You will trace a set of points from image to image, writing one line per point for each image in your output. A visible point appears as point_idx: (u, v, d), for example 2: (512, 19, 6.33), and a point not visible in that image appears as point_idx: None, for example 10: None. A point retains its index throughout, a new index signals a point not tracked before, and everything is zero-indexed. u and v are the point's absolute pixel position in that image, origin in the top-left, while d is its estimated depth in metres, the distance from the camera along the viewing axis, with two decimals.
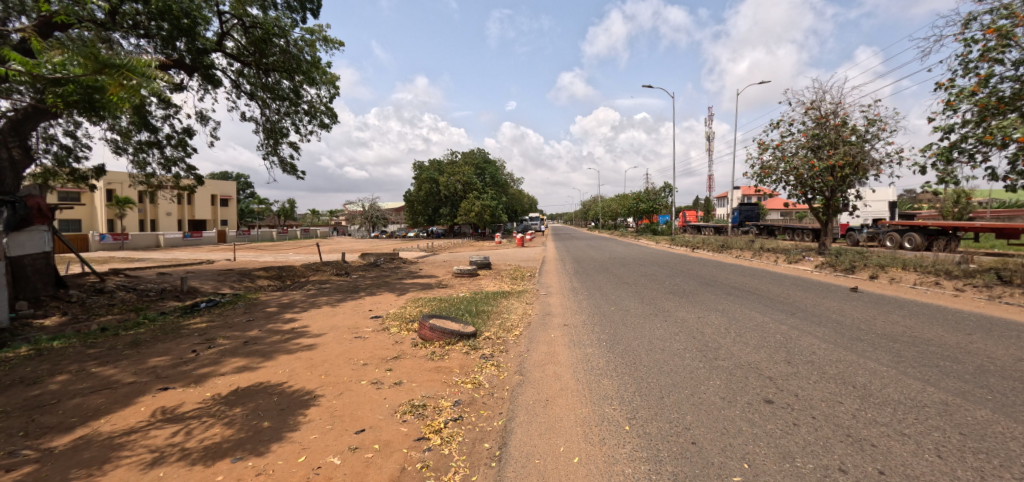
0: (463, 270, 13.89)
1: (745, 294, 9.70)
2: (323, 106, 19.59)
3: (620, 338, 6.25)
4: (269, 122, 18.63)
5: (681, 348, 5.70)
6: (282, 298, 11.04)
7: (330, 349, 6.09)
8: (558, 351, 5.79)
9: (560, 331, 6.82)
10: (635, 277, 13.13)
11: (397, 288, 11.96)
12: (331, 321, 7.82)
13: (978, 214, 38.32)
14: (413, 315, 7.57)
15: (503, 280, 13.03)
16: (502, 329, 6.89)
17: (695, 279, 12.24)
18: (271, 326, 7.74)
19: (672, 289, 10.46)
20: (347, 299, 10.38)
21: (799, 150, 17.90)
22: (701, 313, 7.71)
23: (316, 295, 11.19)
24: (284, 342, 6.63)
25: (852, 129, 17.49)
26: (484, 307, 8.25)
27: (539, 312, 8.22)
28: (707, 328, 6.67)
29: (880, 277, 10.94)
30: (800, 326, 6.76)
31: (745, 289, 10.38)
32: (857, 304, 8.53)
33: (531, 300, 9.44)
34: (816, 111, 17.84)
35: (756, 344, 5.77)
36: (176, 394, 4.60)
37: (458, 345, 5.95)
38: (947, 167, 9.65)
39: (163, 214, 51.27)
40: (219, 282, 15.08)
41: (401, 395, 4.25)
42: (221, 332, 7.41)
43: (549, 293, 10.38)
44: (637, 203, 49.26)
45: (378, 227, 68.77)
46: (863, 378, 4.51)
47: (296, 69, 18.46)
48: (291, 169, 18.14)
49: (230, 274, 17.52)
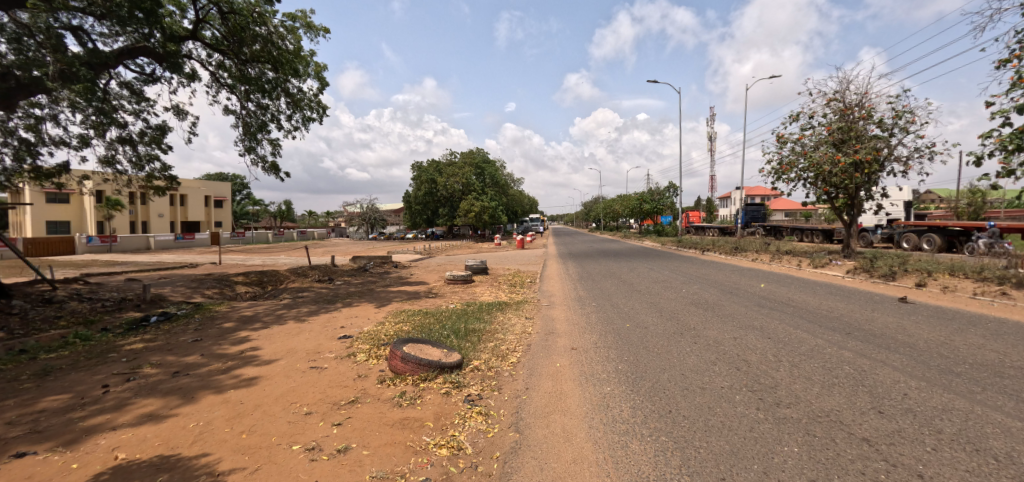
0: (457, 276, 12.53)
1: (779, 306, 8.36)
2: (310, 99, 18.31)
3: (645, 371, 4.91)
4: (249, 117, 17.38)
5: (728, 388, 4.35)
6: (248, 310, 9.72)
7: (274, 385, 4.77)
8: (566, 390, 4.45)
9: (567, 359, 5.48)
10: (648, 284, 11.76)
11: (381, 298, 10.62)
12: (289, 343, 6.48)
13: (993, 214, 37.02)
14: (387, 337, 6.26)
15: (500, 287, 11.71)
16: (496, 356, 5.54)
17: (716, 287, 10.85)
18: (217, 350, 6.44)
19: (693, 300, 9.10)
20: (319, 312, 9.04)
21: (820, 145, 16.62)
22: (737, 333, 6.37)
23: (287, 307, 9.88)
24: (222, 375, 5.32)
25: (878, 122, 16.20)
26: (475, 324, 6.90)
27: (542, 330, 6.90)
28: (751, 355, 5.32)
29: (929, 285, 9.58)
30: (867, 351, 5.41)
31: (778, 300, 8.99)
32: (918, 319, 7.19)
33: (532, 314, 8.07)
34: (839, 102, 16.58)
35: (825, 381, 4.45)
36: (29, 468, 3.31)
37: (437, 380, 4.63)
38: (1013, 157, 8.30)
39: (155, 216, 50.09)
40: (189, 290, 13.74)
41: (341, 476, 2.93)
42: (155, 359, 6.12)
43: (552, 304, 9.06)
44: (641, 203, 47.94)
45: (376, 228, 67.57)
46: (1001, 444, 3.20)
47: (279, 59, 17.21)
48: (271, 169, 16.86)
49: (205, 279, 16.17)
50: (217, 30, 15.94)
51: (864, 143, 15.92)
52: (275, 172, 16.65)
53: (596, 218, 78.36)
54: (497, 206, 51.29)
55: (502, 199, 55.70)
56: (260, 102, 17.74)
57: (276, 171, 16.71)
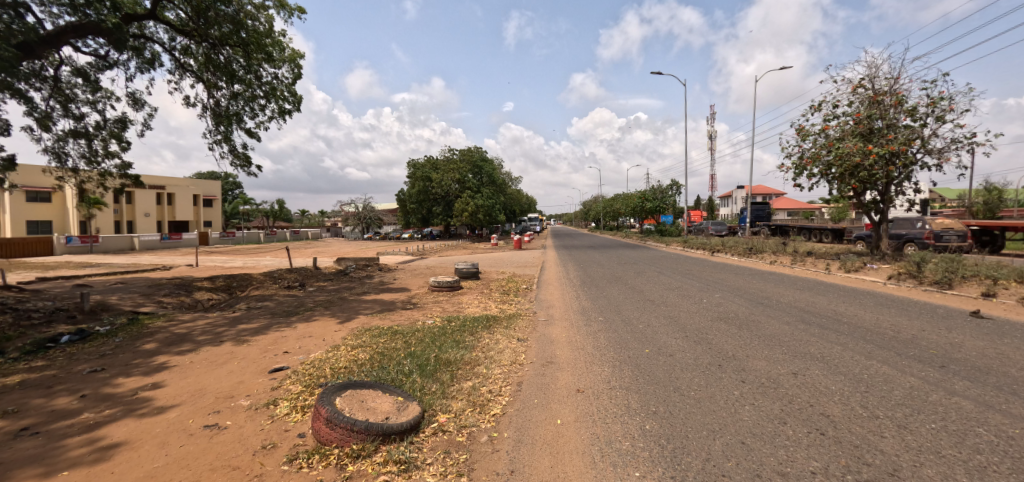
0: (441, 283, 10.98)
1: (828, 323, 6.85)
2: (285, 87, 16.80)
3: (685, 436, 3.36)
4: (217, 106, 15.78)
5: (824, 477, 2.81)
6: (186, 326, 8.13)
7: (136, 462, 3.23)
8: (573, 477, 2.89)
9: (570, 411, 3.91)
10: (661, 292, 10.20)
11: (348, 309, 9.03)
12: (202, 381, 4.91)
13: (1008, 213, 35.58)
14: (330, 374, 4.72)
15: (491, 296, 10.15)
16: (473, 406, 3.97)
17: (742, 296, 9.35)
18: (108, 391, 4.86)
19: (720, 314, 7.57)
20: (268, 329, 7.46)
21: (846, 136, 15.11)
22: (794, 365, 4.83)
23: (235, 321, 8.30)
24: (79, 437, 3.78)
25: (910, 110, 14.74)
26: (452, 352, 5.33)
27: (537, 359, 5.35)
28: (834, 409, 3.79)
29: (999, 296, 8.06)
30: (991, 401, 3.89)
31: (821, 314, 7.47)
32: (1015, 342, 5.68)
33: (526, 334, 6.49)
34: (866, 89, 15.14)
35: (967, 465, 2.92)
36: None
37: (376, 457, 3.10)
38: None
39: (141, 215, 48.41)
40: (140, 297, 12.17)
41: None
42: (13, 406, 4.53)
43: (550, 319, 7.56)
44: (643, 202, 46.36)
45: (371, 229, 65.81)
46: None
47: (249, 42, 15.70)
48: (245, 161, 15.29)
49: (166, 284, 14.57)
50: (179, 11, 14.45)
51: (896, 133, 14.43)
52: (251, 164, 15.08)
53: (595, 217, 76.79)
54: (494, 205, 49.70)
55: (500, 197, 54.19)
56: (230, 90, 16.22)
57: (250, 164, 15.14)
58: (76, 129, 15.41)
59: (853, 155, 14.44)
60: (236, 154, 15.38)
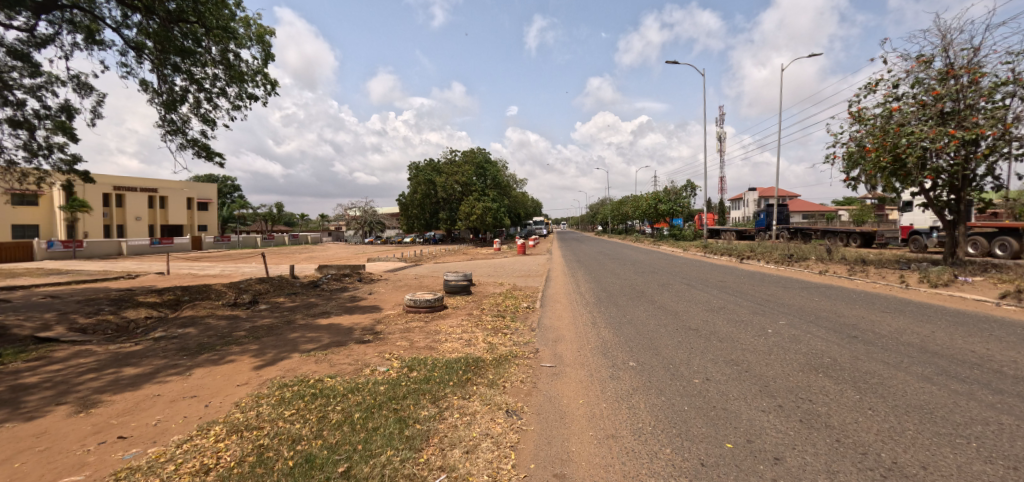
0: (419, 302, 8.57)
1: (1000, 380, 4.36)
2: (253, 70, 14.64)
3: None
4: (172, 91, 13.54)
5: None
6: (44, 370, 5.74)
7: None
8: None
9: None
10: (703, 316, 7.74)
11: (282, 343, 6.61)
12: None
13: None
14: None
15: (481, 322, 7.67)
16: None
17: (818, 323, 6.87)
18: None
19: (806, 358, 5.13)
20: (145, 381, 5.08)
21: (913, 121, 12.60)
22: None
23: (118, 362, 5.94)
24: None
25: (993, 87, 12.16)
26: (379, 458, 2.94)
27: (536, 470, 2.95)
28: None
29: None
30: None
31: (962, 359, 5.02)
32: None
33: (520, 401, 4.10)
34: (935, 64, 12.62)
35: None
36: None
37: None
38: None
39: (131, 219, 46.41)
40: (54, 317, 9.91)
41: None
42: None
43: (559, 367, 5.12)
44: (655, 203, 43.41)
45: (372, 233, 63.51)
46: None
47: (206, 15, 13.51)
48: (205, 154, 13.07)
49: (101, 298, 12.27)
50: None
51: (977, 116, 11.89)
52: (210, 157, 12.89)
53: (602, 219, 73.99)
54: (499, 208, 47.29)
55: (505, 200, 51.81)
56: (189, 74, 14.05)
57: (208, 156, 12.95)
58: (13, 119, 13.23)
59: (926, 141, 11.84)
60: (196, 145, 13.19)
